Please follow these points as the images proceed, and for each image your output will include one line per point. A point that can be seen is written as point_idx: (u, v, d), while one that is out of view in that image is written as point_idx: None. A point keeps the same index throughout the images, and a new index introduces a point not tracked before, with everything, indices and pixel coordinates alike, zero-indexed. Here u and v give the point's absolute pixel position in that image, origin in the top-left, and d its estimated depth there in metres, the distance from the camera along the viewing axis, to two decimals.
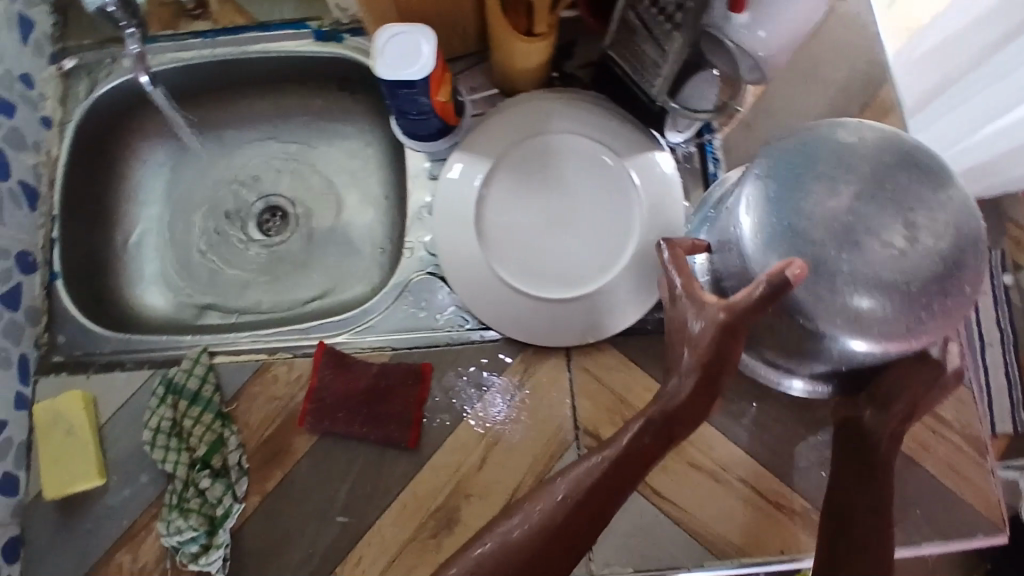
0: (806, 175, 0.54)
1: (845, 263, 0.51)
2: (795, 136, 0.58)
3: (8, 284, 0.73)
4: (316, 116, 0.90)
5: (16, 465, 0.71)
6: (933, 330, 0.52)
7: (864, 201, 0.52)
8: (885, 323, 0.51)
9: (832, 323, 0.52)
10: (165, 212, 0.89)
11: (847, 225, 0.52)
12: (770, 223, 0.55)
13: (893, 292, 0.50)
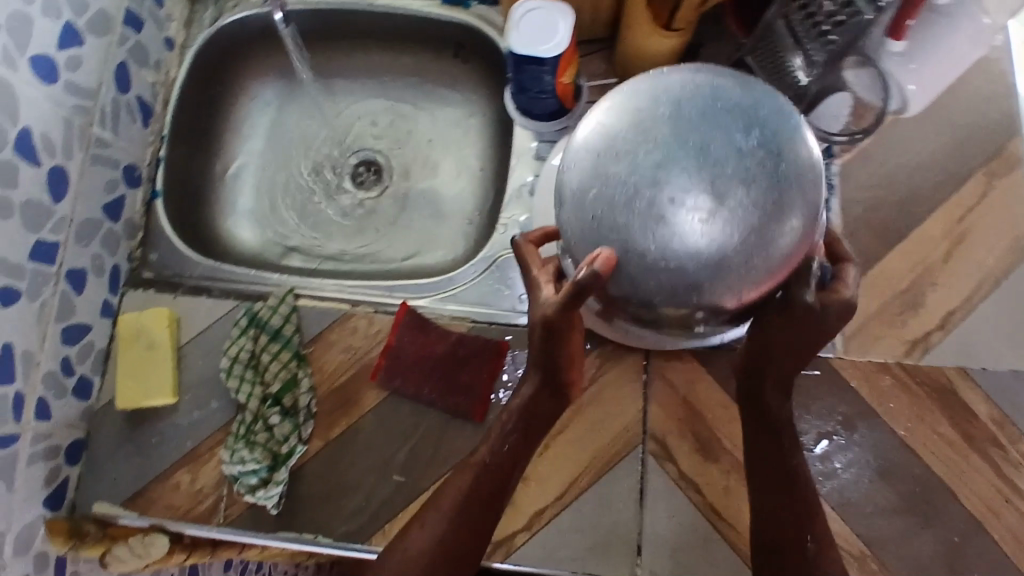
0: (631, 143, 0.48)
1: (662, 238, 0.46)
2: (613, 103, 0.51)
3: (113, 194, 0.74)
4: (424, 78, 0.91)
5: (93, 370, 0.72)
6: (720, 295, 0.48)
7: (673, 166, 0.46)
8: (662, 292, 0.48)
9: (689, 293, 0.48)
10: (265, 149, 0.90)
11: (647, 199, 0.46)
12: (601, 206, 0.48)
13: (706, 254, 0.46)
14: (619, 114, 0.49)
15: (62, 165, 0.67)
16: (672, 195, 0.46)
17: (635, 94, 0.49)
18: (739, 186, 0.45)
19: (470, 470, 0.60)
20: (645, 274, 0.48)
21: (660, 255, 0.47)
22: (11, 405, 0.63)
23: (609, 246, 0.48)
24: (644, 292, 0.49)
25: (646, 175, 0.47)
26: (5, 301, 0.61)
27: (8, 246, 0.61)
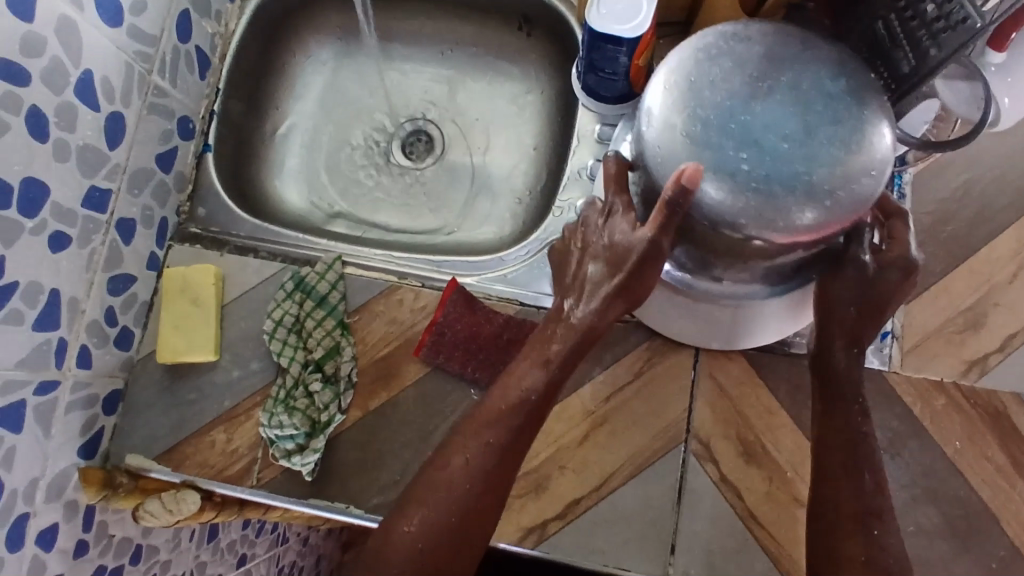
0: (718, 76, 0.57)
1: (739, 163, 0.55)
2: (700, 40, 0.60)
3: (167, 145, 0.72)
4: (484, 51, 0.89)
5: (135, 322, 0.71)
6: (776, 225, 0.55)
7: (754, 99, 0.56)
8: (746, 213, 0.55)
9: (750, 220, 0.55)
10: (317, 112, 0.89)
11: (731, 127, 0.56)
12: (684, 126, 0.57)
13: (771, 184, 0.55)
14: (707, 52, 0.59)
15: (119, 112, 0.66)
16: (763, 124, 0.56)
17: (730, 36, 0.59)
18: (824, 123, 0.55)
19: (509, 401, 0.60)
20: (729, 191, 0.55)
21: (752, 173, 0.55)
22: (55, 351, 0.62)
23: (702, 160, 0.56)
24: (725, 212, 0.56)
25: (742, 103, 0.56)
26: (56, 246, 0.60)
27: (63, 190, 0.60)
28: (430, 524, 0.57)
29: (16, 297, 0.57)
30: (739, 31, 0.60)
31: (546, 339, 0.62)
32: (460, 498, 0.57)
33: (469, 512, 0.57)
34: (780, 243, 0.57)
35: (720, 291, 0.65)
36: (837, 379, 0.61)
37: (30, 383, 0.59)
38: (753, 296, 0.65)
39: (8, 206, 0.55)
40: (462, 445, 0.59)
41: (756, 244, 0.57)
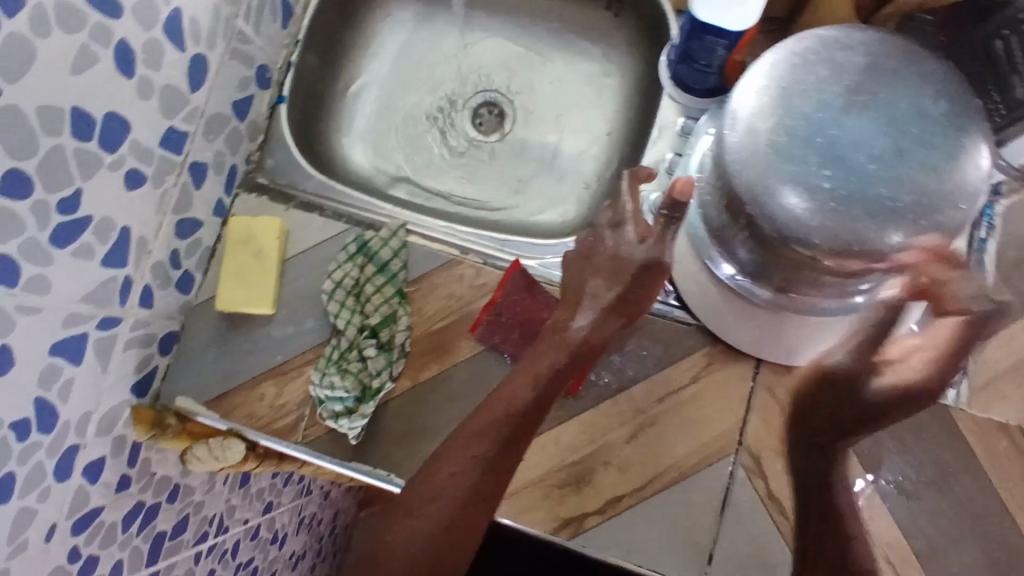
0: (812, 83, 0.54)
1: (822, 180, 0.52)
2: (800, 43, 0.57)
3: (244, 93, 0.71)
4: (567, 28, 0.86)
5: (197, 266, 0.71)
6: (854, 250, 0.53)
7: (846, 113, 0.53)
8: (823, 232, 0.53)
9: (825, 242, 0.53)
10: (391, 73, 0.87)
11: (818, 139, 0.53)
12: (767, 132, 0.54)
13: (853, 204, 0.52)
14: (804, 57, 0.55)
15: (204, 54, 0.64)
16: (854, 140, 0.53)
17: (831, 41, 0.56)
18: (917, 145, 0.52)
19: (506, 418, 0.62)
20: (807, 205, 0.53)
21: (833, 192, 0.52)
22: (120, 288, 0.62)
23: (781, 173, 0.53)
24: (798, 227, 0.53)
25: (833, 115, 0.53)
26: (131, 183, 0.60)
27: (143, 129, 0.60)
28: (423, 524, 0.63)
29: (89, 231, 0.57)
30: (843, 37, 0.56)
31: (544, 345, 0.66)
32: (464, 509, 0.63)
33: (463, 517, 0.63)
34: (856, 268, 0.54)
35: (784, 301, 0.62)
36: (833, 424, 0.64)
37: (94, 317, 0.60)
38: (822, 310, 0.62)
39: (90, 140, 0.55)
40: (455, 457, 0.63)
41: (828, 263, 0.55)
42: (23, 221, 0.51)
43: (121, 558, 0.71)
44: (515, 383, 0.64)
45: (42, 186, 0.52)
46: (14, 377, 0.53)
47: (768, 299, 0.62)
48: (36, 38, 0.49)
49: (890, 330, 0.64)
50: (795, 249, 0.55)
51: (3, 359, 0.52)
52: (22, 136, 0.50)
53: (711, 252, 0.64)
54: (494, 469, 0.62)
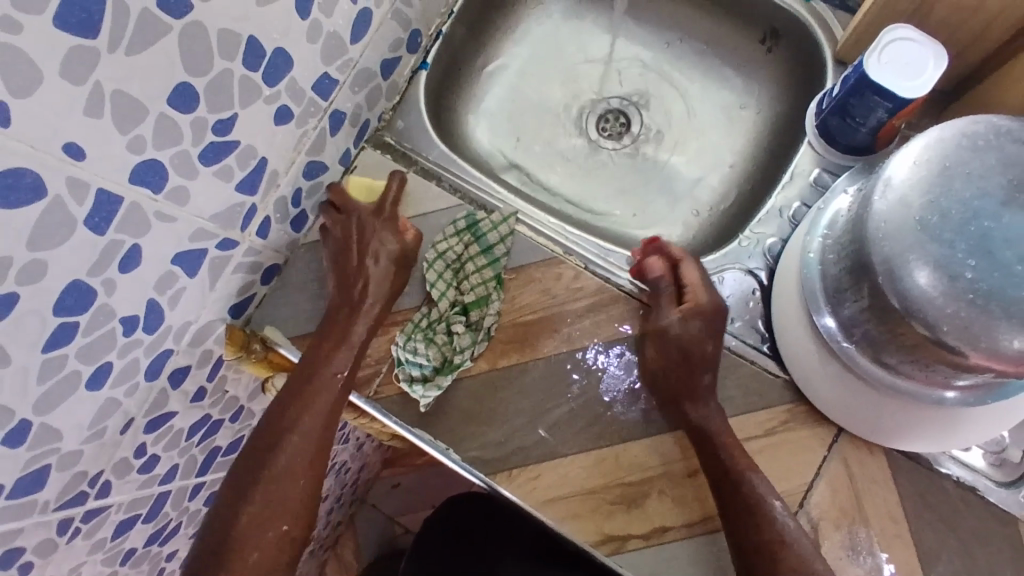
0: (974, 171, 0.53)
1: (969, 270, 0.51)
2: (970, 126, 0.55)
3: (394, 53, 0.73)
4: (713, 52, 0.85)
5: (312, 208, 0.74)
6: (979, 349, 0.51)
7: (1009, 208, 0.52)
8: (954, 321, 0.51)
9: (955, 334, 0.51)
10: (529, 61, 0.88)
11: (970, 226, 0.52)
12: (914, 207, 0.53)
13: (990, 300, 0.50)
14: (967, 139, 0.54)
15: (370, 9, 0.66)
16: (1009, 236, 0.51)
17: (1004, 130, 0.54)
18: None
19: (312, 374, 0.66)
20: (937, 287, 0.51)
21: (974, 284, 0.51)
22: (243, 214, 0.64)
23: (920, 252, 0.52)
24: (924, 305, 0.52)
25: (992, 207, 0.52)
26: (279, 118, 0.62)
27: (302, 70, 0.61)
28: (241, 479, 0.63)
29: (232, 155, 0.59)
30: (1017, 129, 0.54)
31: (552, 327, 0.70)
32: (291, 455, 0.63)
33: (272, 482, 0.63)
34: (979, 364, 0.52)
35: (880, 377, 0.62)
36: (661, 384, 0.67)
37: (216, 237, 0.62)
38: (921, 397, 0.61)
39: (255, 70, 0.56)
40: (277, 419, 0.65)
41: (948, 352, 0.53)
42: (180, 134, 0.53)
43: (177, 463, 0.75)
44: (320, 352, 0.67)
45: (204, 104, 0.53)
46: (136, 276, 0.56)
47: (866, 371, 0.62)
48: None
49: (976, 430, 0.62)
50: (913, 324, 0.53)
51: (131, 258, 0.54)
52: (202, 52, 0.51)
53: (819, 306, 0.64)
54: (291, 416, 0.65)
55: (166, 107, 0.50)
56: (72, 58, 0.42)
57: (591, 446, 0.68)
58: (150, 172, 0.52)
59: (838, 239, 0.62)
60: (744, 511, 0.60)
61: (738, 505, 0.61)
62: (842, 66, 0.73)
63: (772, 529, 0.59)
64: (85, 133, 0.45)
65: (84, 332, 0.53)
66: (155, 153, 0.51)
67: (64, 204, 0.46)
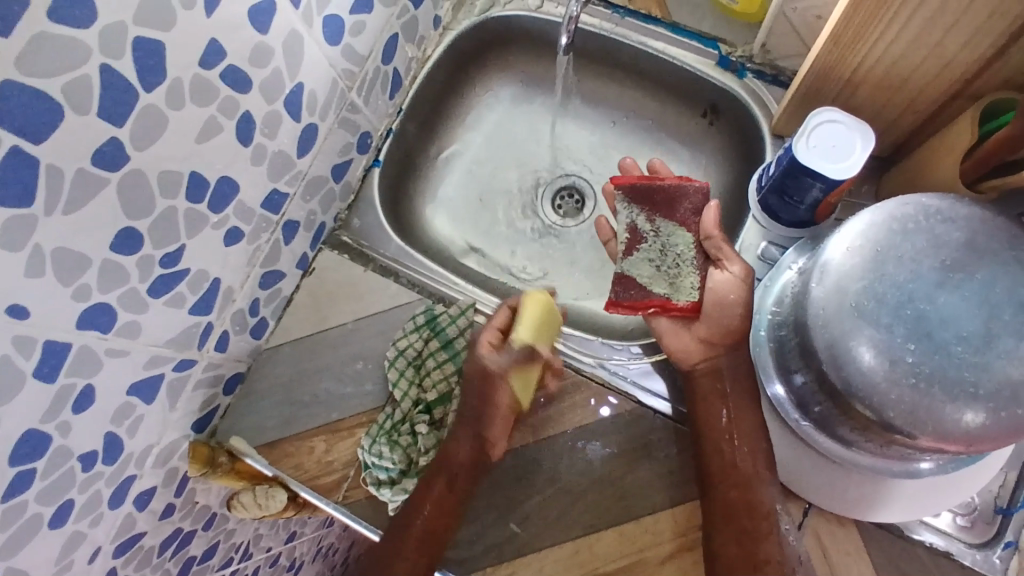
0: (907, 254, 0.53)
1: (910, 354, 0.51)
2: (901, 211, 0.55)
3: (344, 158, 0.75)
4: (658, 127, 0.88)
5: (272, 314, 0.74)
6: (923, 430, 0.51)
7: (945, 289, 0.52)
8: (899, 405, 0.51)
9: (899, 416, 0.51)
10: (484, 147, 0.91)
11: (908, 305, 0.52)
12: (853, 292, 0.54)
13: (926, 381, 0.51)
14: (898, 222, 0.55)
15: (316, 123, 0.68)
16: (943, 317, 0.52)
17: (933, 210, 0.55)
18: (1009, 334, 0.50)
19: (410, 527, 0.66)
20: (879, 369, 0.52)
21: (915, 367, 0.51)
22: (201, 333, 0.65)
23: (857, 333, 0.53)
24: (868, 390, 0.52)
25: (926, 290, 0.53)
26: (230, 240, 0.63)
27: (249, 192, 0.63)
28: None
29: (184, 282, 0.60)
30: (945, 208, 0.55)
31: (719, 370, 0.66)
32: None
33: None
34: (928, 444, 0.52)
35: (840, 453, 0.63)
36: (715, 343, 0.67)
37: (172, 359, 0.63)
38: (887, 470, 0.62)
39: (200, 201, 0.57)
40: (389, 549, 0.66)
41: (898, 434, 0.53)
42: (128, 274, 0.53)
43: None
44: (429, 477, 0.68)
45: (150, 242, 0.54)
46: (92, 413, 0.56)
47: (825, 446, 0.63)
48: (168, 111, 0.51)
49: (940, 497, 0.62)
50: (857, 405, 0.53)
51: (85, 397, 0.54)
52: (142, 196, 0.52)
53: (769, 373, 0.66)
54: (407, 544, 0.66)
55: (110, 252, 0.51)
56: (9, 227, 0.42)
57: (565, 536, 0.67)
58: (99, 314, 0.53)
59: (786, 316, 0.63)
60: (737, 523, 0.61)
61: (743, 516, 0.61)
62: (779, 140, 0.75)
63: (766, 521, 0.62)
64: (30, 292, 0.46)
65: (42, 476, 0.53)
66: (103, 296, 0.52)
67: (11, 361, 0.46)
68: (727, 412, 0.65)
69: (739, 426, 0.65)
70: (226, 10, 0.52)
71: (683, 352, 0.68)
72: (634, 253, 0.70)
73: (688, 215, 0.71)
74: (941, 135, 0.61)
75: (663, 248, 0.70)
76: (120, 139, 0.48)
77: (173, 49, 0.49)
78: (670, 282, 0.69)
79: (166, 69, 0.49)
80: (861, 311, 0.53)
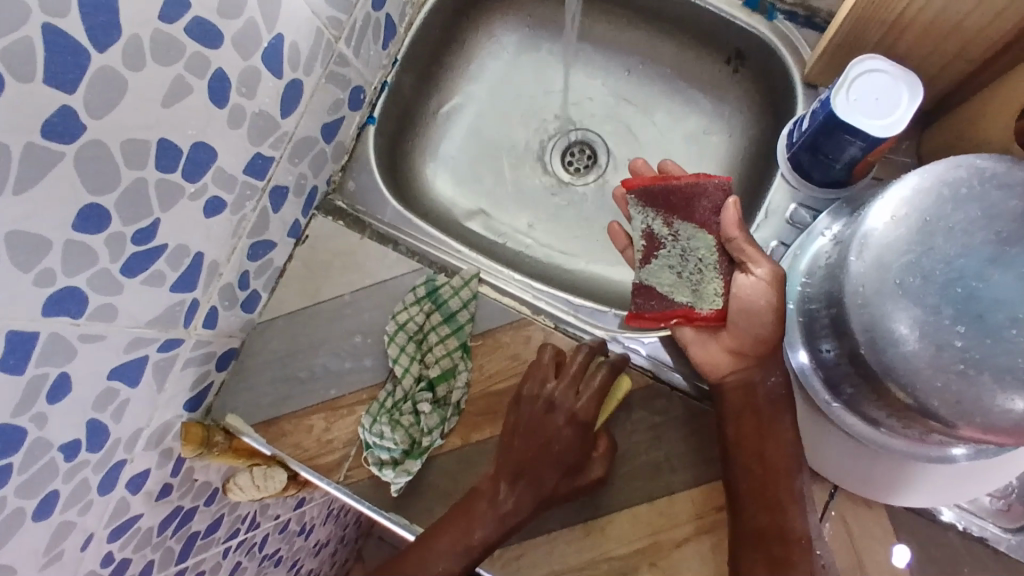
0: (958, 225, 0.48)
1: (959, 338, 0.46)
2: (953, 178, 0.49)
3: (334, 116, 0.69)
4: (678, 74, 0.80)
5: (264, 286, 0.70)
6: (967, 420, 0.46)
7: (1001, 264, 0.46)
8: (942, 394, 0.46)
9: (939, 402, 0.46)
10: (487, 99, 0.84)
11: (956, 282, 0.47)
12: (894, 267, 0.48)
13: (976, 368, 0.45)
14: (949, 190, 0.49)
15: (300, 80, 0.62)
16: (999, 296, 0.46)
17: (988, 175, 0.48)
18: None
19: (424, 555, 0.59)
20: (920, 354, 0.47)
21: (964, 352, 0.46)
22: (185, 311, 0.61)
23: (897, 313, 0.47)
24: (911, 376, 0.47)
25: (978, 265, 0.47)
26: (211, 211, 0.58)
27: (228, 159, 0.57)
28: None
29: (162, 259, 0.55)
30: (1002, 171, 0.48)
31: (751, 385, 0.60)
32: None
33: None
34: (973, 436, 0.47)
35: (870, 435, 0.59)
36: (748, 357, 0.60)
37: (156, 340, 0.59)
38: (918, 453, 0.59)
39: (172, 170, 0.52)
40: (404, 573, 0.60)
41: (937, 421, 0.49)
42: (96, 255, 0.49)
43: (152, 558, 0.72)
44: (456, 513, 0.60)
45: (118, 220, 0.49)
46: (69, 402, 0.52)
47: (853, 426, 0.60)
48: (127, 73, 0.45)
49: (974, 482, 0.58)
50: (890, 385, 0.49)
51: (61, 386, 0.51)
52: (105, 170, 0.47)
53: (794, 340, 0.62)
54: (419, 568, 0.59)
55: (72, 233, 0.46)
56: None
57: (576, 518, 0.64)
58: (67, 299, 0.48)
59: (819, 290, 0.57)
60: (768, 554, 0.55)
61: (772, 542, 0.55)
62: (812, 90, 0.68)
63: (799, 549, 0.55)
64: None
65: (20, 469, 0.50)
66: (70, 280, 0.48)
67: None
68: (758, 430, 0.58)
69: (775, 450, 0.58)
70: None
71: (712, 364, 0.63)
72: (652, 261, 0.65)
73: (707, 215, 0.62)
74: (1000, 84, 0.54)
75: (685, 252, 0.64)
76: (73, 108, 0.42)
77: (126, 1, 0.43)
78: (694, 289, 0.63)
79: (121, 25, 0.43)
80: (903, 289, 0.47)
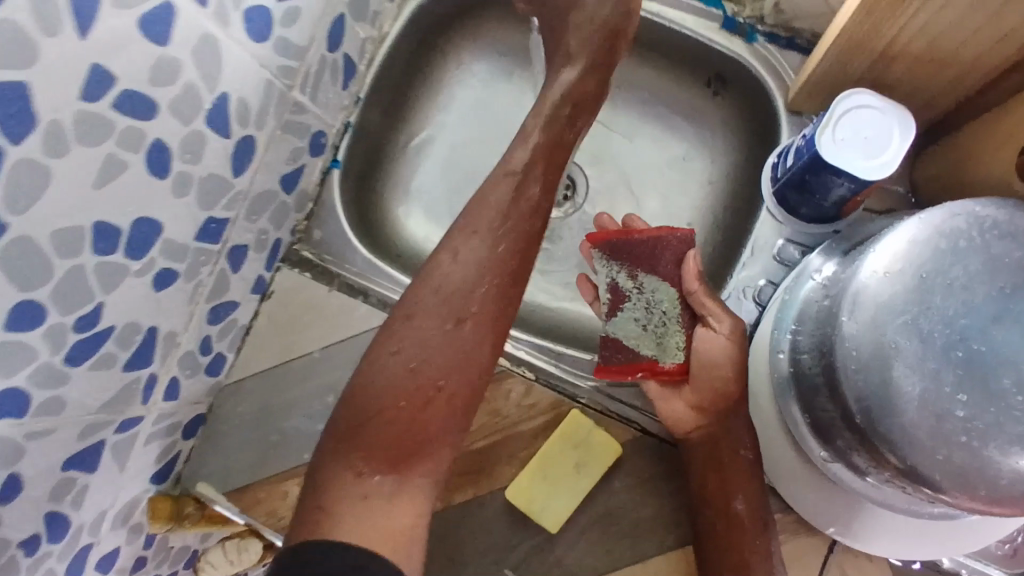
0: (954, 283, 0.44)
1: (961, 407, 0.43)
2: (950, 230, 0.45)
3: (295, 165, 0.65)
4: (657, 98, 0.77)
5: (229, 347, 0.67)
6: (973, 496, 0.43)
7: (1003, 325, 0.43)
8: (945, 470, 0.43)
9: (942, 475, 0.43)
10: (458, 130, 0.80)
11: (956, 346, 0.43)
12: (888, 327, 0.45)
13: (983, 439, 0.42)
14: (945, 245, 0.45)
15: (252, 135, 0.58)
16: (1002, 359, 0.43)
17: (989, 225, 0.45)
18: None
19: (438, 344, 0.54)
20: (920, 425, 0.43)
21: (968, 423, 0.43)
22: (143, 386, 0.58)
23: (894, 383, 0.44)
24: (909, 447, 0.44)
25: (978, 326, 0.44)
26: (161, 283, 0.55)
27: (176, 228, 0.54)
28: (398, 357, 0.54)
29: (111, 341, 0.52)
30: (1003, 220, 0.45)
31: (717, 439, 0.59)
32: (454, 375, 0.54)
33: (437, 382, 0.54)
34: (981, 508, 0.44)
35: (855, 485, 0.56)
36: (712, 409, 0.60)
37: (112, 422, 0.56)
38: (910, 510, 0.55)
39: (114, 251, 0.49)
40: (431, 341, 0.54)
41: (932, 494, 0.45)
42: (36, 352, 0.46)
43: None
44: (434, 336, 0.54)
45: (56, 311, 0.46)
46: (21, 501, 0.49)
47: (842, 478, 0.56)
48: (51, 160, 0.41)
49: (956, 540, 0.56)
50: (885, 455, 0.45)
51: (10, 488, 0.48)
52: (34, 265, 0.43)
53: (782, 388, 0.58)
54: (451, 337, 0.55)
55: (4, 335, 0.43)
56: None
57: None
58: (7, 401, 0.45)
59: (812, 338, 0.53)
60: None
61: None
62: (797, 117, 0.65)
63: None
64: None
65: None
66: (7, 382, 0.44)
67: None
68: (723, 482, 0.59)
69: (737, 502, 0.58)
70: (105, 26, 0.42)
71: (676, 420, 0.61)
72: (619, 314, 0.62)
73: (670, 267, 0.62)
74: (998, 114, 0.51)
75: (649, 305, 0.62)
76: None
77: (42, 87, 0.39)
78: (657, 343, 0.62)
79: (37, 113, 0.39)
80: (899, 356, 0.44)
